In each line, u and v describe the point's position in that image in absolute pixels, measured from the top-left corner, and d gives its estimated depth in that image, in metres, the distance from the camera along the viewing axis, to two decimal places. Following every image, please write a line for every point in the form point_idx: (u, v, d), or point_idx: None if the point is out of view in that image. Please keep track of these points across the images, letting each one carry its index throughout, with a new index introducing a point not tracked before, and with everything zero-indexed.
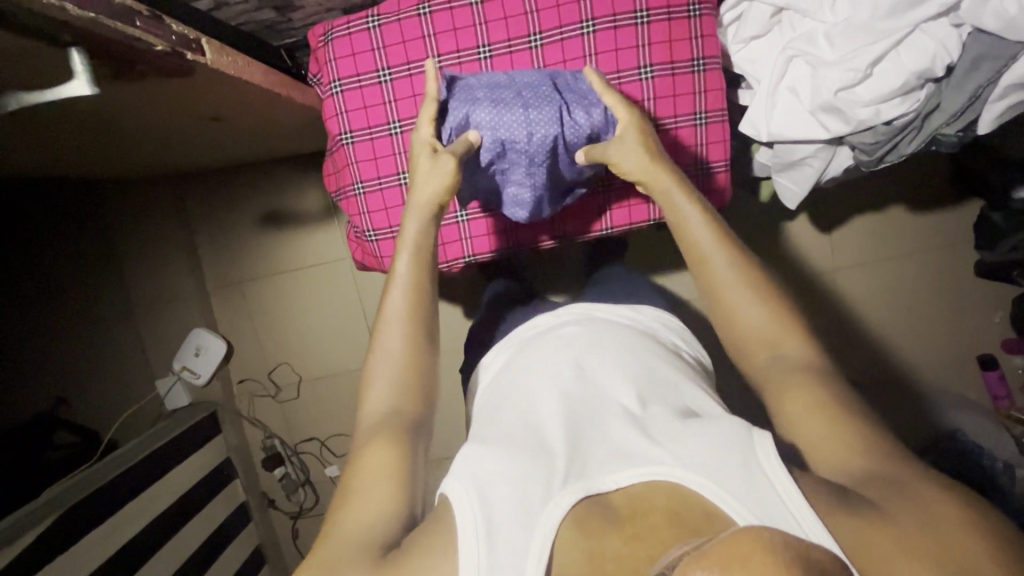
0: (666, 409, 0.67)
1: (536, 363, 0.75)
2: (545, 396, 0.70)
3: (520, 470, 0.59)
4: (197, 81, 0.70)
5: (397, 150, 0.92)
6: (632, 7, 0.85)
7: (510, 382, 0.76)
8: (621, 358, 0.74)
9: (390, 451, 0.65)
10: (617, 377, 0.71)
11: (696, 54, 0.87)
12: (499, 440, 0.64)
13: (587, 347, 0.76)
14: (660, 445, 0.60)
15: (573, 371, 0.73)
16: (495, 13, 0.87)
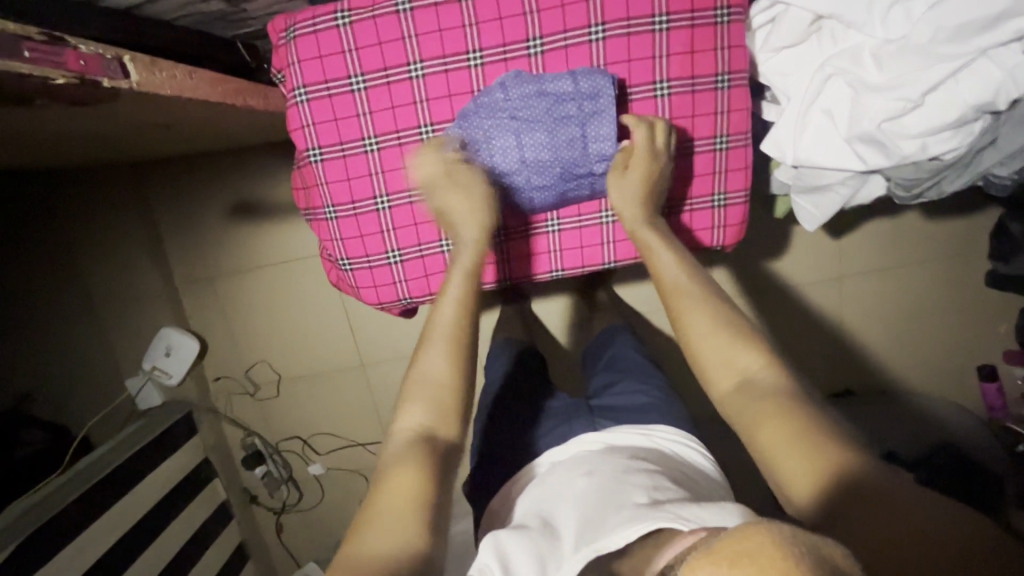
0: (669, 497, 0.66)
1: (567, 464, 0.77)
2: (563, 483, 0.73)
3: (537, 544, 0.64)
4: (120, 103, 0.57)
5: (373, 170, 0.80)
6: (649, 11, 0.73)
7: (535, 497, 0.74)
8: (632, 454, 0.76)
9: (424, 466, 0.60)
10: (630, 463, 0.73)
11: (720, 68, 0.75)
12: (525, 520, 0.70)
13: (600, 459, 0.75)
14: (659, 510, 0.62)
15: (587, 463, 0.75)
16: (489, 13, 0.73)
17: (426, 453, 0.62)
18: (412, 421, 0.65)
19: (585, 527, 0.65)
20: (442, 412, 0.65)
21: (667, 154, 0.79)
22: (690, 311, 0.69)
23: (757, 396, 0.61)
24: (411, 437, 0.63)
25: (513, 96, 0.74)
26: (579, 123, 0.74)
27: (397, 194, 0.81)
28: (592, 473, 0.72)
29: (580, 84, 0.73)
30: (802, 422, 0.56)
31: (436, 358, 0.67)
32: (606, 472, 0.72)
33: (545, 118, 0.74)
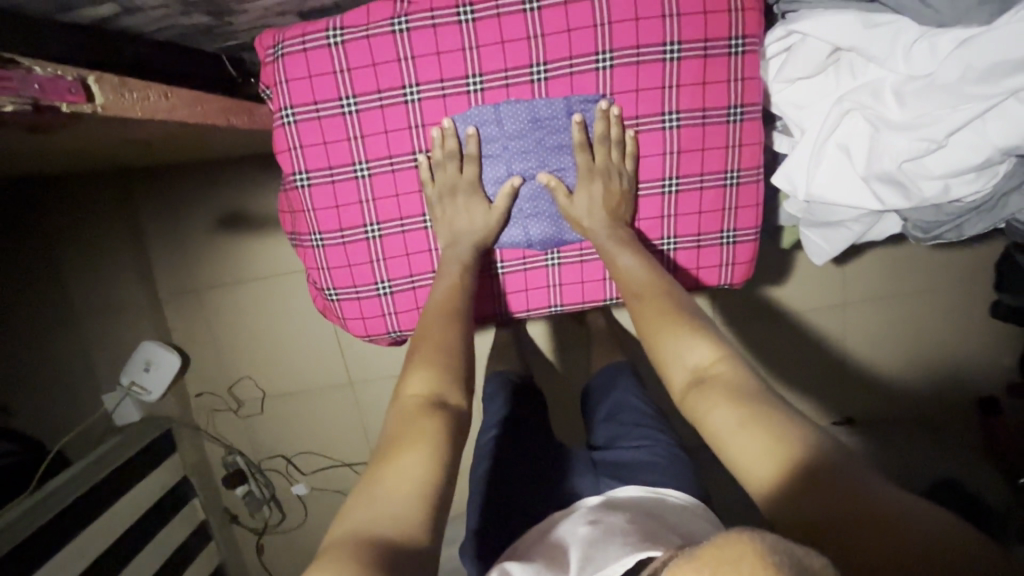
0: (672, 541, 0.62)
1: (571, 517, 0.73)
2: (568, 535, 0.69)
3: None
4: (82, 126, 0.52)
5: (364, 197, 0.75)
6: (661, 39, 0.69)
7: (537, 547, 0.69)
8: (637, 504, 0.72)
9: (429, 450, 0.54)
10: (634, 513, 0.69)
11: (733, 100, 0.71)
12: (529, 564, 0.65)
13: (606, 509, 0.71)
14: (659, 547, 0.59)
15: (592, 514, 0.71)
16: (490, 35, 0.69)
17: (435, 418, 0.57)
18: (419, 389, 0.60)
19: (588, 570, 0.61)
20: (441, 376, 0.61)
21: (675, 188, 0.75)
22: (657, 310, 0.65)
23: (715, 389, 0.57)
24: (419, 402, 0.59)
25: (506, 125, 0.72)
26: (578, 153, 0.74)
27: (389, 223, 0.76)
28: (594, 521, 0.69)
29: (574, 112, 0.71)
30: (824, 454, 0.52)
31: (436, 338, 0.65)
32: (612, 520, 0.68)
33: (537, 148, 0.74)
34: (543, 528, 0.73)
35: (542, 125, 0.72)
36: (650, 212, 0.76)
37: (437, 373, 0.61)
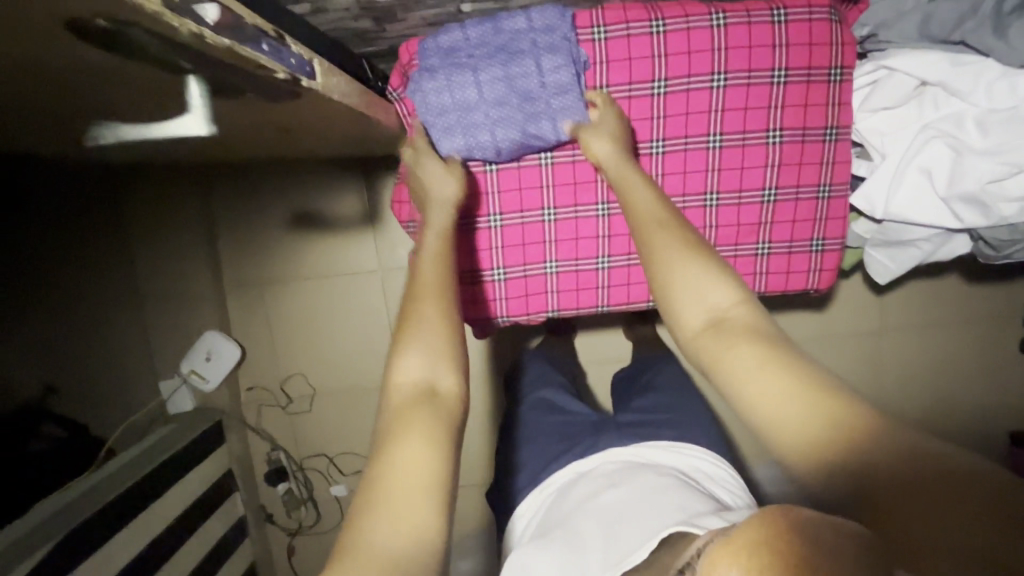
0: (697, 507, 0.65)
1: (591, 477, 0.77)
2: (588, 495, 0.73)
3: (561, 561, 0.66)
4: (298, 100, 0.60)
5: (491, 190, 0.83)
6: (769, 65, 0.78)
7: (558, 511, 0.74)
8: (654, 467, 0.75)
9: (428, 449, 0.54)
10: (658, 477, 0.72)
11: (830, 122, 0.80)
12: (549, 536, 0.71)
13: (626, 473, 0.74)
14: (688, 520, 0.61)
15: (612, 476, 0.75)
16: (620, 53, 0.77)
17: (429, 412, 0.56)
18: (413, 374, 0.58)
19: (609, 542, 0.65)
20: (438, 360, 0.59)
21: (773, 197, 0.82)
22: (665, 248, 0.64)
23: (738, 335, 0.57)
24: (410, 392, 0.57)
25: (469, 32, 0.74)
26: (540, 58, 0.74)
27: (509, 214, 0.84)
28: (609, 489, 0.72)
29: (534, 19, 0.74)
30: (803, 373, 0.53)
31: (429, 317, 0.61)
32: (632, 488, 0.71)
33: (498, 54, 0.74)
34: (559, 486, 0.79)
35: (499, 32, 0.74)
36: (749, 218, 0.83)
37: (422, 361, 0.59)
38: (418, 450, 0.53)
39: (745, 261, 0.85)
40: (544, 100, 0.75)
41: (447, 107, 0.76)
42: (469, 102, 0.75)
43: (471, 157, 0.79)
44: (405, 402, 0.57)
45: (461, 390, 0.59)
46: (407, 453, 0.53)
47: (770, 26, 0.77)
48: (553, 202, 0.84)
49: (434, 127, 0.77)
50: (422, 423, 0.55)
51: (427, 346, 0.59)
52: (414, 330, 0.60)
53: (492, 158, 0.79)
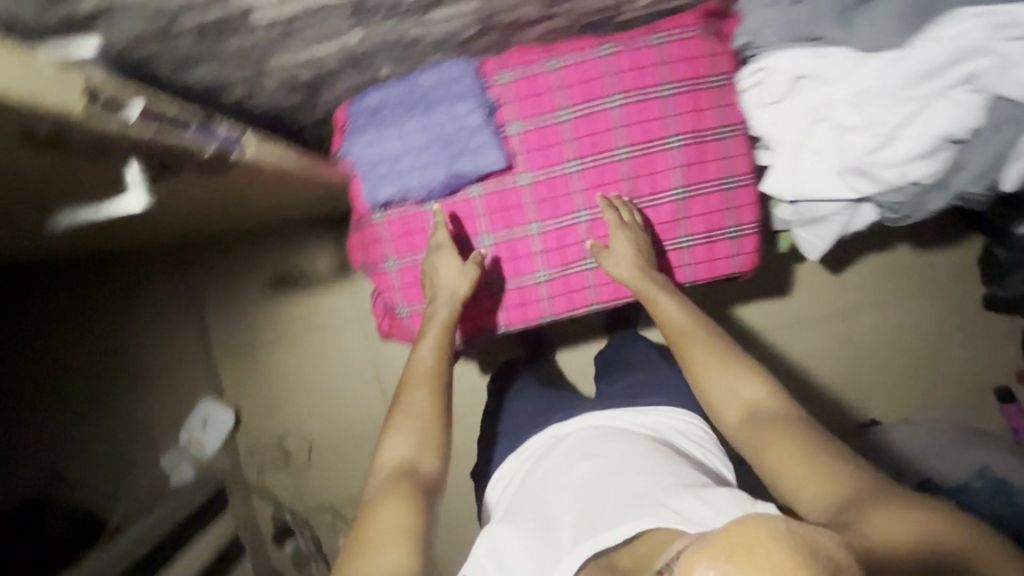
0: (669, 480, 0.72)
1: (567, 446, 0.86)
2: (565, 466, 0.81)
3: (535, 541, 0.72)
4: (235, 174, 0.69)
5: (430, 225, 0.90)
6: (658, 81, 0.87)
7: (535, 483, 0.82)
8: (637, 440, 0.82)
9: (406, 508, 0.65)
10: (639, 448, 0.80)
11: (721, 122, 0.89)
12: (521, 513, 0.78)
13: (601, 444, 0.83)
14: (665, 505, 0.67)
15: (589, 448, 0.82)
16: (524, 91, 0.87)
17: (410, 484, 0.68)
18: (394, 456, 0.71)
19: (581, 517, 0.71)
20: (422, 445, 0.72)
21: (684, 195, 0.90)
22: (693, 351, 0.77)
23: (766, 423, 0.69)
24: (394, 471, 0.69)
25: (391, 92, 0.85)
26: (453, 104, 0.84)
27: (450, 245, 0.90)
28: (588, 462, 0.79)
29: (444, 73, 0.84)
30: (805, 448, 0.64)
31: (417, 402, 0.75)
32: (605, 462, 0.78)
33: (417, 107, 0.84)
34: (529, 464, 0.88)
35: (417, 88, 0.84)
36: (666, 216, 0.91)
37: (416, 447, 0.72)
38: (393, 502, 0.65)
39: (671, 255, 0.92)
40: (461, 140, 0.84)
41: (379, 159, 0.85)
42: (398, 152, 0.85)
43: (408, 199, 0.87)
44: (392, 475, 0.69)
45: (439, 472, 0.71)
46: (390, 514, 0.64)
47: (651, 49, 0.87)
48: (489, 227, 0.90)
49: (369, 178, 0.86)
50: (403, 494, 0.66)
51: (415, 433, 0.72)
52: (403, 415, 0.74)
53: (427, 198, 0.87)
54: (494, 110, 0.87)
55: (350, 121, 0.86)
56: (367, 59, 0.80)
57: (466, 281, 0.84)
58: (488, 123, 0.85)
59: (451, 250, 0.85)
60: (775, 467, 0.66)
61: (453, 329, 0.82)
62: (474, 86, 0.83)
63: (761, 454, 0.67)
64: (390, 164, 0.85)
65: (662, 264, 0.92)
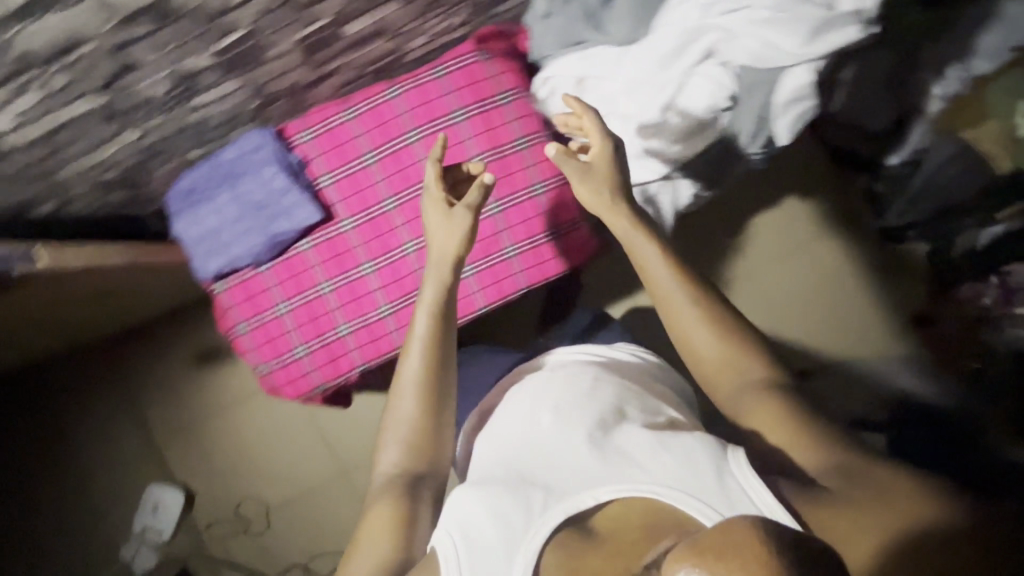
0: (641, 430, 0.67)
1: (529, 396, 0.77)
2: (528, 418, 0.73)
3: (503, 500, 0.63)
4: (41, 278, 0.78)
5: (270, 285, 0.95)
6: (448, 109, 0.93)
7: (496, 441, 0.75)
8: (615, 384, 0.76)
9: (392, 511, 0.70)
10: (609, 398, 0.74)
11: (517, 134, 0.94)
12: (496, 469, 0.70)
13: (567, 391, 0.75)
14: (634, 463, 0.63)
15: (555, 398, 0.74)
16: (326, 145, 0.93)
17: (399, 496, 0.71)
18: (389, 465, 0.74)
19: (557, 476, 0.65)
20: (410, 452, 0.74)
21: (500, 209, 0.94)
22: (682, 315, 0.72)
23: (768, 406, 0.66)
24: (387, 481, 0.73)
25: (199, 173, 0.91)
26: (257, 171, 0.89)
27: (292, 299, 0.95)
28: (568, 413, 0.71)
29: (242, 145, 0.90)
30: (782, 415, 0.65)
31: (399, 399, 0.75)
32: (573, 410, 0.72)
33: (225, 181, 0.90)
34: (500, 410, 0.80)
35: (222, 163, 0.90)
36: (488, 230, 0.94)
37: (405, 452, 0.74)
38: (382, 513, 0.70)
39: (501, 266, 0.95)
40: (272, 201, 0.89)
41: (201, 236, 0.90)
42: (216, 225, 0.90)
43: (240, 266, 0.92)
44: (391, 487, 0.72)
45: (435, 467, 0.74)
46: (377, 523, 0.69)
47: (435, 81, 0.92)
48: (325, 276, 0.95)
49: (196, 254, 0.91)
50: (394, 498, 0.71)
51: (404, 441, 0.74)
52: (387, 432, 0.75)
53: (256, 261, 0.92)
54: (303, 168, 0.92)
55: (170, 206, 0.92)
56: (165, 150, 0.85)
57: (458, 242, 0.78)
58: (294, 181, 0.90)
59: (434, 208, 0.78)
60: (759, 423, 0.66)
61: (447, 321, 0.78)
62: (270, 151, 0.89)
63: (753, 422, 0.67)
64: (213, 238, 0.90)
65: (493, 278, 0.95)
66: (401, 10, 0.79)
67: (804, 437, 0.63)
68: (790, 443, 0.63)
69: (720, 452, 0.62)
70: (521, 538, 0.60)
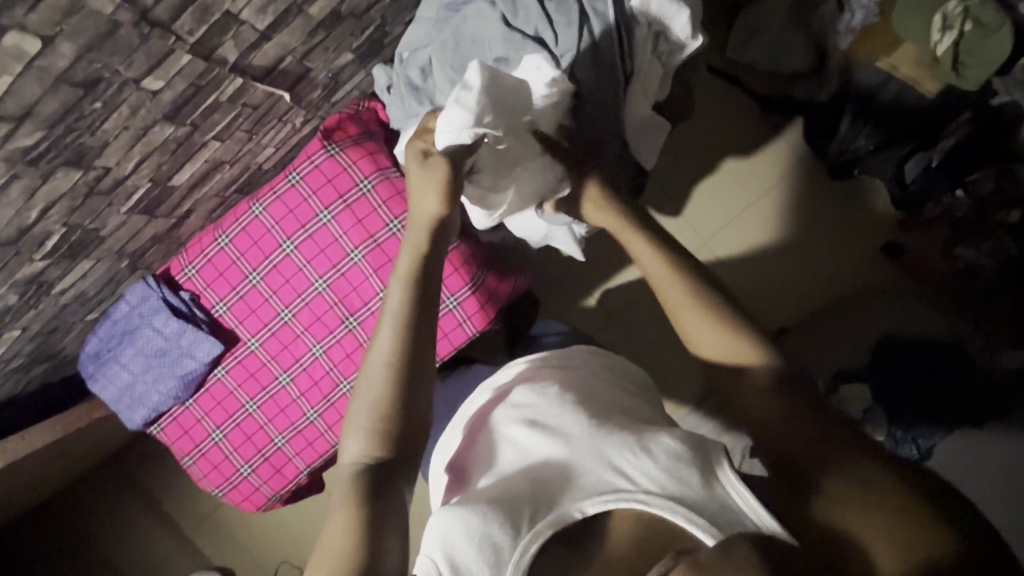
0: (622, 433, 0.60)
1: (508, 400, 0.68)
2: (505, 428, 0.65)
3: (488, 516, 0.55)
4: None
5: (199, 417, 0.99)
6: (315, 211, 0.92)
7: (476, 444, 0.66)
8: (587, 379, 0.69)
9: (349, 524, 0.53)
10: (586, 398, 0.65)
11: (388, 218, 0.91)
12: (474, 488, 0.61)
13: (551, 392, 0.66)
14: (630, 464, 0.58)
15: (532, 404, 0.66)
16: (212, 274, 0.95)
17: (364, 497, 0.55)
18: (352, 459, 0.58)
19: (544, 489, 0.58)
20: (371, 442, 0.57)
21: None
22: (673, 298, 0.65)
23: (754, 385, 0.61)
24: (350, 479, 0.57)
25: (102, 335, 0.95)
26: (151, 319, 0.93)
27: (223, 424, 0.99)
28: (543, 422, 0.63)
29: (130, 299, 0.94)
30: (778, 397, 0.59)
31: (374, 376, 0.59)
32: (552, 416, 0.64)
33: (126, 337, 0.94)
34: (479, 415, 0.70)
35: (120, 320, 0.94)
36: None
37: (370, 442, 0.57)
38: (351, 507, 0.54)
39: None
40: (171, 343, 0.93)
41: (120, 391, 0.95)
42: (130, 378, 0.94)
43: (164, 409, 0.97)
44: (353, 486, 0.56)
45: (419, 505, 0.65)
46: (343, 522, 0.54)
47: (294, 187, 0.92)
48: (248, 396, 0.98)
49: (121, 409, 0.96)
50: (357, 499, 0.55)
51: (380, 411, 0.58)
52: (355, 407, 0.59)
53: (177, 401, 0.96)
54: (195, 303, 0.95)
55: (85, 370, 0.97)
56: (59, 326, 0.89)
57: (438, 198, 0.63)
58: (185, 317, 0.93)
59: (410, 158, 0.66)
60: (754, 406, 0.60)
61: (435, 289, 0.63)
62: (156, 300, 0.92)
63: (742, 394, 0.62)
64: (131, 390, 0.95)
65: None
66: (225, 144, 0.79)
67: (796, 417, 0.58)
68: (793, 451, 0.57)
69: (697, 445, 0.59)
70: (507, 559, 0.54)
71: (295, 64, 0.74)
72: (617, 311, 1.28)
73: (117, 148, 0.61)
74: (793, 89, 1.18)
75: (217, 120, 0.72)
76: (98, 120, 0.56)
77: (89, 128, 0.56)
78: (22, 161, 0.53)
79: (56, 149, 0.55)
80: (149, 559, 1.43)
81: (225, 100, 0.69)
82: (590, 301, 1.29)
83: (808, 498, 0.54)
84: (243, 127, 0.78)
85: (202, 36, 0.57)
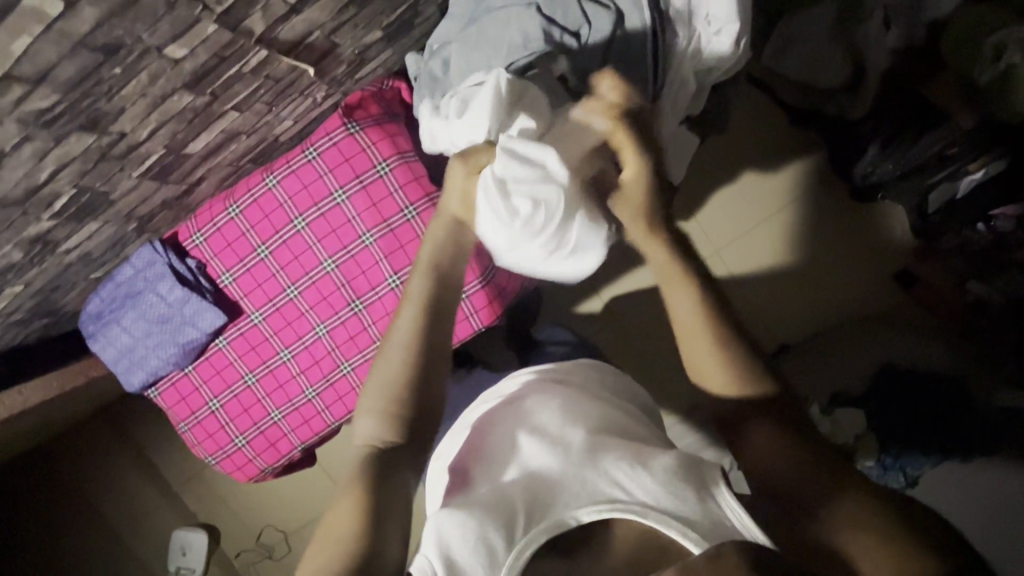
0: (622, 449, 0.59)
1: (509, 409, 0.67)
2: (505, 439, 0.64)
3: (481, 521, 0.54)
4: None
5: (197, 385, 0.99)
6: (329, 190, 0.90)
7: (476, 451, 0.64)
8: (586, 394, 0.68)
9: (348, 508, 0.53)
10: (586, 412, 0.65)
11: (403, 204, 0.89)
12: (473, 492, 0.60)
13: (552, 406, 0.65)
14: (623, 484, 0.56)
15: (530, 416, 0.65)
16: (219, 244, 0.93)
17: (365, 481, 0.55)
18: (365, 434, 0.59)
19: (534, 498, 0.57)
20: (386, 419, 0.58)
21: (399, 281, 0.91)
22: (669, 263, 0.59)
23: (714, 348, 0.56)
24: (362, 456, 0.58)
25: (107, 293, 0.95)
26: (156, 284, 0.92)
27: (221, 395, 0.99)
28: (541, 432, 0.63)
29: (137, 261, 0.93)
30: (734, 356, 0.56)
31: (391, 353, 0.60)
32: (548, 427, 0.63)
33: (131, 299, 0.93)
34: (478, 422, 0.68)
35: (126, 279, 0.94)
36: (392, 305, 0.93)
37: (383, 422, 0.58)
38: (352, 496, 0.54)
39: None
40: (175, 309, 0.92)
41: (120, 350, 0.95)
42: (131, 340, 0.94)
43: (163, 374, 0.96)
44: (359, 466, 0.57)
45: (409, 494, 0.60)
46: (344, 511, 0.53)
47: (309, 164, 0.89)
48: (248, 368, 0.98)
49: (119, 369, 0.96)
50: (363, 488, 0.54)
51: (389, 410, 0.58)
52: (371, 385, 0.60)
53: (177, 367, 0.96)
54: (200, 271, 0.94)
55: (86, 327, 0.97)
56: (61, 284, 0.88)
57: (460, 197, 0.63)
58: (189, 283, 0.92)
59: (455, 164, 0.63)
60: (707, 365, 0.57)
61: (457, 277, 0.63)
62: (161, 264, 0.91)
63: (692, 359, 0.58)
64: (132, 351, 0.94)
65: None
66: (243, 115, 0.76)
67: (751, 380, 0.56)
68: (776, 448, 0.53)
69: (693, 474, 0.56)
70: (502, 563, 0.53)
71: (321, 40, 0.71)
72: (621, 313, 1.27)
73: (133, 115, 0.59)
74: (826, 105, 1.11)
75: (238, 90, 0.69)
76: (117, 86, 0.54)
77: (106, 94, 0.54)
78: (36, 124, 0.51)
79: (70, 114, 0.53)
80: (136, 511, 1.45)
81: (247, 72, 0.66)
82: (598, 300, 1.27)
83: (802, 490, 0.51)
84: (262, 99, 0.75)
85: (230, 7, 0.54)
